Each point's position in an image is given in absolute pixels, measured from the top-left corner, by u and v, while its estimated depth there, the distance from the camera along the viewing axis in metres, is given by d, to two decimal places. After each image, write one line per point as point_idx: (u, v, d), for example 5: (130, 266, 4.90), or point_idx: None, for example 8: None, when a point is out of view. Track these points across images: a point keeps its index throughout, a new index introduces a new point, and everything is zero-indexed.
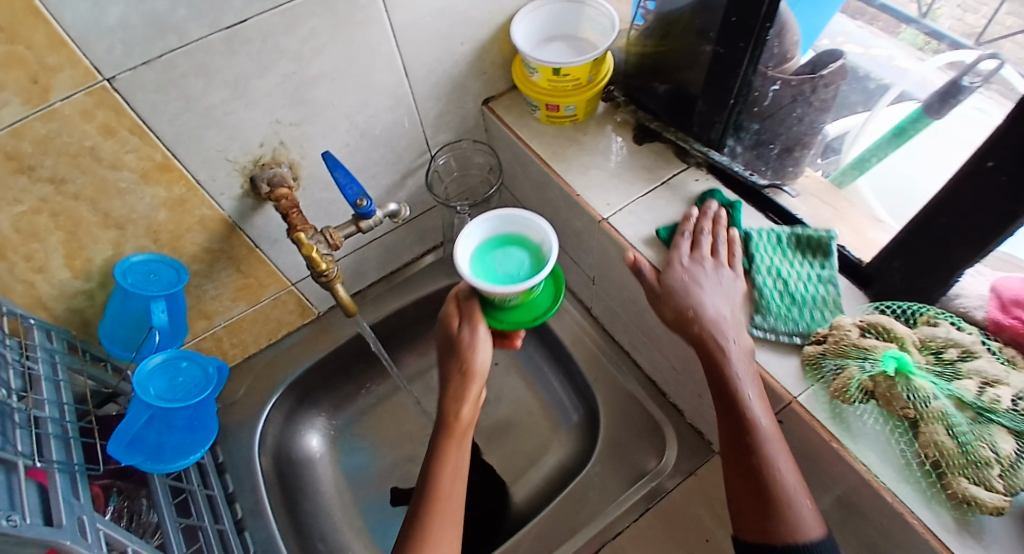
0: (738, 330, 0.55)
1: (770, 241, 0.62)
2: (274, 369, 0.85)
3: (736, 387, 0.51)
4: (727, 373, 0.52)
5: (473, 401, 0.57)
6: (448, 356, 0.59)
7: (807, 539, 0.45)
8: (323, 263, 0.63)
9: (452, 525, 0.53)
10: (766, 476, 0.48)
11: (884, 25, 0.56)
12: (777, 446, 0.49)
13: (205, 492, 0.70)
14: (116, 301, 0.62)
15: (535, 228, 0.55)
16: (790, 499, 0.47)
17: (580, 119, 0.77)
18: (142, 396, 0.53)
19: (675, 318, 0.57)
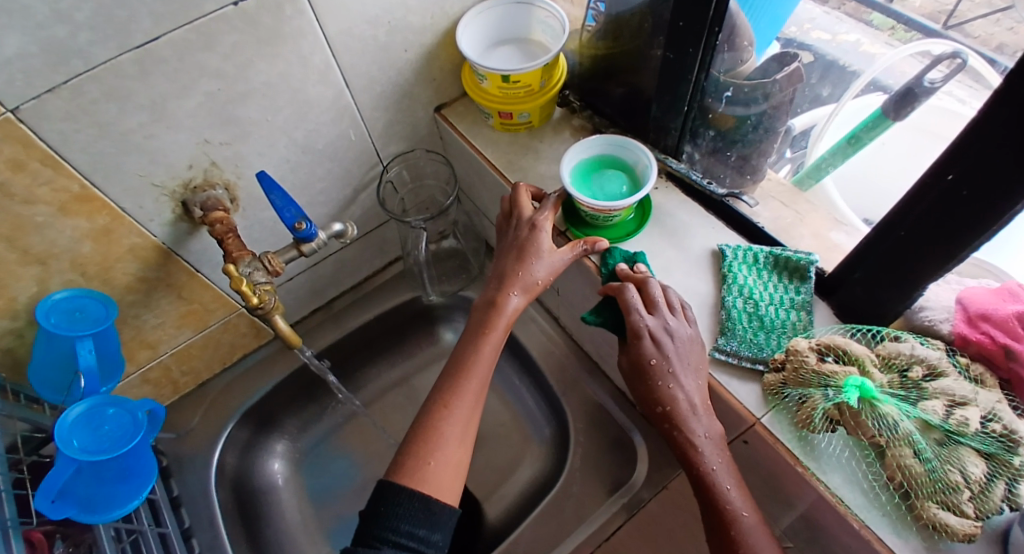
0: (709, 419, 0.50)
1: (745, 260, 0.59)
2: (229, 395, 0.82)
3: (712, 481, 0.48)
4: (700, 465, 0.48)
5: (525, 293, 0.56)
6: (511, 257, 0.58)
7: None
8: (256, 296, 0.59)
9: (476, 404, 0.52)
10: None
11: (853, 10, 0.51)
12: (763, 539, 0.45)
13: (157, 531, 0.66)
14: (41, 344, 0.58)
15: (632, 151, 0.63)
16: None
17: (536, 125, 0.74)
18: (65, 449, 0.48)
19: (650, 408, 0.52)
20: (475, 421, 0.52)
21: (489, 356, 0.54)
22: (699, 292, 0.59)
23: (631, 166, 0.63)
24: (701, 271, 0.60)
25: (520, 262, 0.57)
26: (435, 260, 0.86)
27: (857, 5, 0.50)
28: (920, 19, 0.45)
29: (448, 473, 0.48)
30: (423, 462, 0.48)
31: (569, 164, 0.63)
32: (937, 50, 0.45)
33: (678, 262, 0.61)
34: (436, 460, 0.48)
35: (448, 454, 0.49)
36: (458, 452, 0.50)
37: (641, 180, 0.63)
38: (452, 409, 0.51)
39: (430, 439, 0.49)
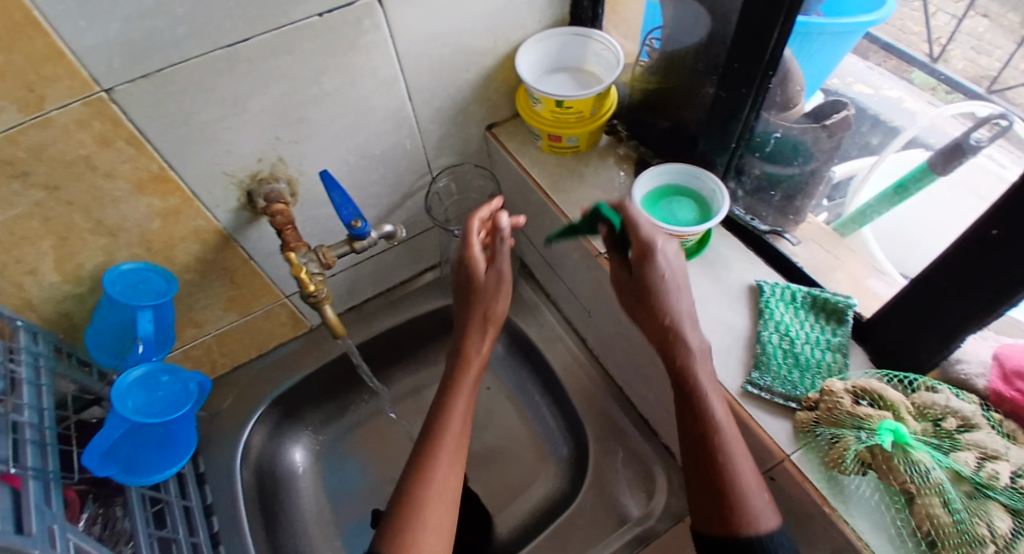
0: (698, 331, 0.53)
1: (783, 298, 0.60)
2: (261, 381, 0.84)
3: (703, 400, 0.50)
4: (692, 376, 0.51)
5: (483, 337, 0.62)
6: (465, 307, 0.64)
7: (760, 529, 0.46)
8: (312, 284, 0.63)
9: (455, 462, 0.54)
10: (739, 506, 0.47)
11: (894, 67, 0.55)
12: (740, 451, 0.49)
13: (183, 503, 0.68)
14: (104, 310, 0.61)
15: (702, 179, 0.63)
16: (759, 521, 0.46)
17: (582, 150, 0.77)
18: (120, 409, 0.50)
19: (652, 326, 0.54)
20: (456, 480, 0.54)
21: (460, 404, 0.58)
22: (734, 324, 0.60)
23: (698, 191, 0.64)
24: (738, 305, 0.62)
25: (472, 309, 0.63)
26: None
27: (898, 63, 0.54)
28: (962, 81, 0.49)
29: (434, 534, 0.49)
30: (409, 529, 0.48)
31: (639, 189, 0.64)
32: (981, 112, 0.47)
33: (715, 293, 0.63)
34: (421, 527, 0.49)
35: (430, 517, 0.50)
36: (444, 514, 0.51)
37: (711, 206, 0.63)
38: (424, 473, 0.52)
39: (409, 508, 0.50)
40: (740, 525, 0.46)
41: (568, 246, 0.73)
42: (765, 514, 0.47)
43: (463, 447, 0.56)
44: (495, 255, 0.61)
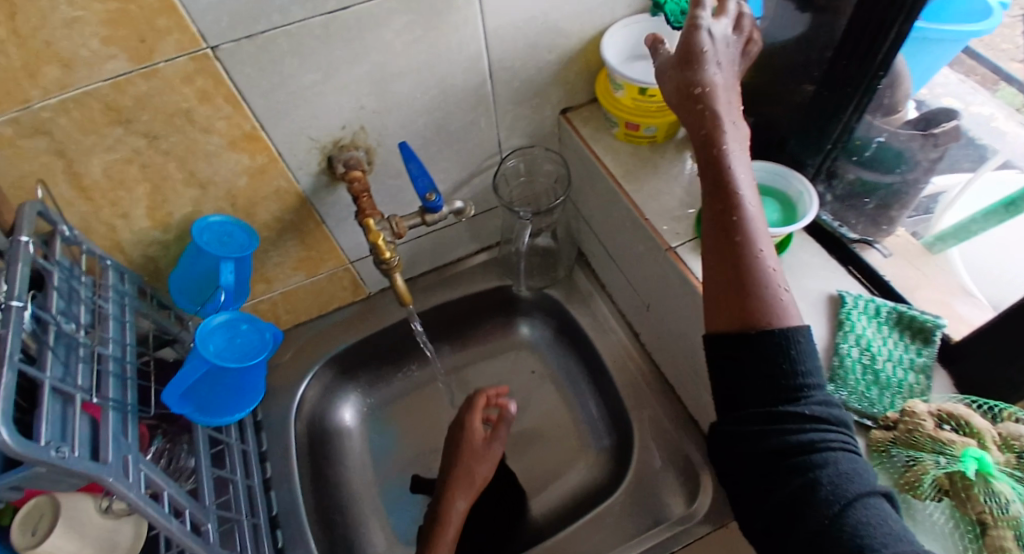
0: (731, 112, 0.46)
1: (867, 311, 0.57)
2: (318, 341, 0.87)
3: (730, 188, 0.43)
4: (719, 158, 0.44)
5: (467, 498, 0.73)
6: (457, 464, 0.75)
7: (780, 322, 0.39)
8: (387, 250, 0.64)
9: None
10: (763, 293, 0.40)
11: (983, 79, 0.52)
12: (762, 233, 0.42)
13: (241, 447, 0.72)
14: (190, 257, 0.64)
15: (791, 181, 0.61)
16: (784, 310, 0.40)
17: (658, 141, 0.75)
18: (202, 350, 0.53)
19: (680, 99, 0.47)
20: None
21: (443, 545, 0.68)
22: (813, 334, 0.58)
23: (785, 194, 0.62)
24: (817, 315, 0.59)
25: (460, 471, 0.75)
26: (530, 259, 0.89)
27: (986, 74, 0.51)
28: None
29: None
30: None
31: None
32: None
33: (795, 301, 0.60)
34: None
35: None
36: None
37: (797, 211, 0.60)
38: None
39: None
40: (763, 310, 0.40)
41: (634, 237, 0.72)
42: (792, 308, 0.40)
43: None
44: (491, 436, 0.77)
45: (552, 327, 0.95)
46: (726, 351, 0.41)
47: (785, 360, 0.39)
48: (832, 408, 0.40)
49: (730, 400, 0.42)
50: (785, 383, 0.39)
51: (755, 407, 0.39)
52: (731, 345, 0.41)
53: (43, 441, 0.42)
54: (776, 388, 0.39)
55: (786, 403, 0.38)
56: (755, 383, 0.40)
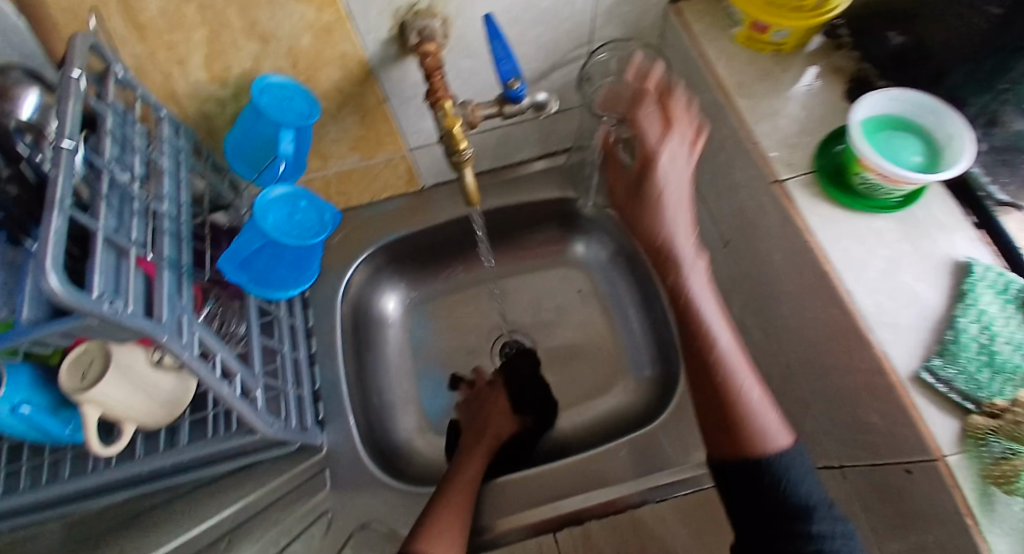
0: (698, 257, 0.51)
1: (995, 285, 0.51)
2: (368, 228, 0.84)
3: (707, 335, 0.51)
4: (697, 326, 0.51)
5: (491, 436, 0.74)
6: (479, 414, 0.76)
7: (775, 447, 0.49)
8: (463, 143, 0.56)
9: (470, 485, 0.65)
10: (748, 424, 0.49)
11: None
12: (737, 363, 0.51)
13: (289, 321, 0.73)
14: (248, 119, 0.59)
15: (946, 128, 0.53)
16: (768, 441, 0.49)
17: (784, 50, 0.64)
18: (259, 221, 0.50)
19: (649, 249, 0.52)
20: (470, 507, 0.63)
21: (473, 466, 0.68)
22: (925, 303, 0.52)
23: (934, 143, 0.54)
24: (935, 281, 0.53)
25: (481, 417, 0.76)
26: None
27: None
28: None
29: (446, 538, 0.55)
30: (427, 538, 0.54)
31: (865, 109, 0.55)
32: None
33: (911, 261, 0.54)
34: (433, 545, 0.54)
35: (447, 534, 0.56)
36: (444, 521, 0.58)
37: (941, 162, 0.53)
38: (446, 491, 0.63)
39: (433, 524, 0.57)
40: (751, 445, 0.49)
41: (735, 163, 0.64)
42: (774, 432, 0.49)
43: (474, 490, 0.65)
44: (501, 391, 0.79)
45: (609, 248, 0.89)
46: (731, 480, 0.50)
47: (779, 487, 0.48)
48: (836, 516, 0.47)
49: (751, 516, 0.48)
50: (789, 508, 0.47)
51: (763, 529, 0.47)
52: (744, 479, 0.49)
53: (95, 293, 0.41)
54: (782, 518, 0.47)
55: (801, 524, 0.46)
56: (764, 512, 0.48)
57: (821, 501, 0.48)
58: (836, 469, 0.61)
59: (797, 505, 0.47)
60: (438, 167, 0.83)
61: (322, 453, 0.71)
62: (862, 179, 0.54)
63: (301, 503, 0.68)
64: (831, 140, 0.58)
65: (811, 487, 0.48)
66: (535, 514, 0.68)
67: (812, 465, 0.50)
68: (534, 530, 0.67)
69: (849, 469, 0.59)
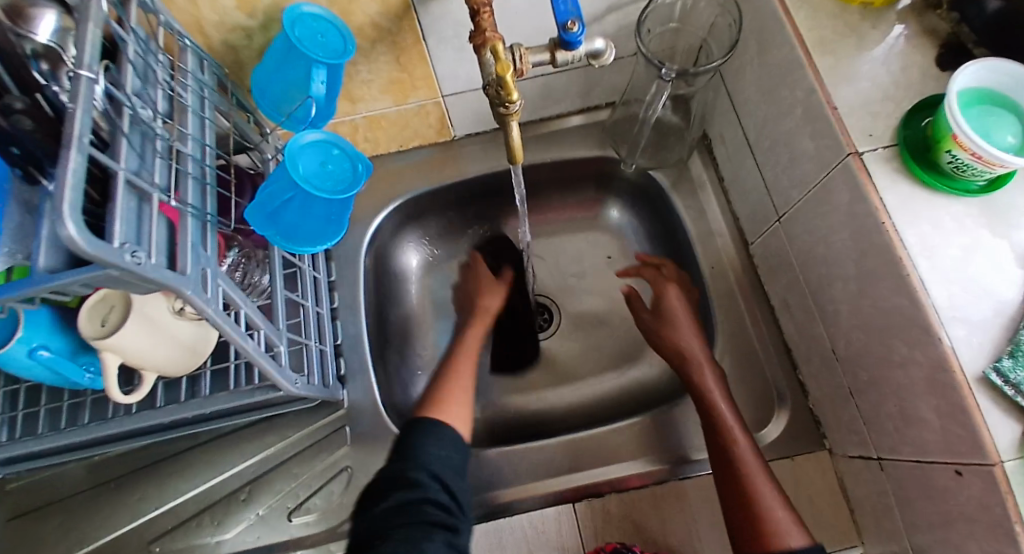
0: (715, 379, 0.65)
1: None
2: (396, 179, 0.80)
3: (729, 433, 0.60)
4: (719, 426, 0.61)
5: (491, 296, 0.78)
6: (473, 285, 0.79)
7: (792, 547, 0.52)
8: (514, 91, 0.48)
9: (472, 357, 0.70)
10: (765, 525, 0.54)
11: None
12: (755, 462, 0.58)
13: (312, 274, 0.70)
14: (278, 54, 0.54)
15: None
16: (786, 539, 0.53)
17: (876, 6, 0.57)
18: (289, 171, 0.46)
19: (676, 364, 0.69)
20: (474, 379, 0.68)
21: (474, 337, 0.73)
22: (1002, 300, 0.47)
23: None
24: (1015, 276, 0.48)
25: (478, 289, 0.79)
26: (657, 132, 0.77)
27: None
28: None
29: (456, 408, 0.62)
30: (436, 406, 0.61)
31: (961, 77, 0.49)
32: None
33: (990, 251, 0.49)
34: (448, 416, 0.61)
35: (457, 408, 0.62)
36: (454, 391, 0.64)
37: None
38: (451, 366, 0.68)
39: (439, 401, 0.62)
40: (762, 541, 0.53)
41: (804, 132, 0.59)
42: (793, 534, 0.53)
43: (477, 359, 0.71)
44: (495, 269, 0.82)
45: (645, 214, 0.85)
46: None
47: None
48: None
49: None
50: None
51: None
52: None
53: (118, 242, 0.39)
54: None
55: None
56: None
57: None
58: (873, 461, 0.59)
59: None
60: (472, 118, 0.78)
61: (344, 409, 0.69)
62: (952, 158, 0.48)
63: (321, 458, 0.67)
64: (917, 112, 0.53)
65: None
66: (541, 485, 0.68)
67: None
68: (543, 500, 0.67)
69: (887, 462, 0.57)
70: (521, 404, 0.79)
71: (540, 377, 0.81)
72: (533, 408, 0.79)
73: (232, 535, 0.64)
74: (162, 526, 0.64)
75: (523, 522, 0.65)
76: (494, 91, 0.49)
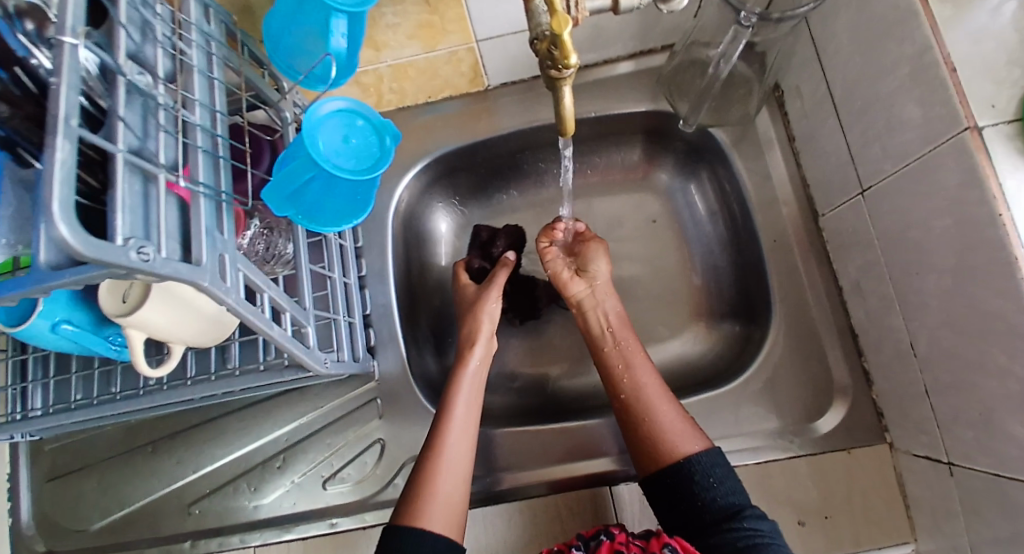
0: (610, 303, 0.69)
1: None
2: (424, 132, 0.73)
3: (623, 354, 0.65)
4: (614, 349, 0.66)
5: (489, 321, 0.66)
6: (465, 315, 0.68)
7: (682, 451, 0.56)
8: (571, 55, 0.40)
9: (472, 404, 0.60)
10: (660, 435, 0.58)
11: None
12: (648, 377, 0.62)
13: (338, 241, 0.65)
14: (292, 1, 0.47)
15: None
16: (677, 446, 0.57)
17: None
18: (308, 148, 0.41)
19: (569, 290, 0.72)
20: (475, 434, 0.59)
21: (471, 380, 0.62)
22: None
23: None
24: None
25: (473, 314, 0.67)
26: (724, 87, 0.68)
27: None
28: None
29: (441, 501, 0.54)
30: (418, 500, 0.53)
31: None
32: None
33: None
34: (431, 516, 0.52)
35: (445, 495, 0.54)
36: (439, 474, 0.55)
37: None
38: (440, 425, 0.58)
39: (424, 489, 0.54)
40: (663, 453, 0.57)
41: (909, 95, 0.49)
42: (684, 442, 0.57)
43: (479, 405, 0.61)
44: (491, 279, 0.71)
45: (698, 175, 0.78)
46: (665, 496, 0.56)
47: (696, 488, 0.55)
48: (760, 515, 0.53)
49: (682, 522, 0.55)
50: (715, 514, 0.53)
51: (694, 531, 0.54)
52: (663, 486, 0.56)
53: (121, 239, 0.34)
54: (710, 519, 0.53)
55: (725, 522, 0.53)
56: (691, 514, 0.54)
57: (744, 504, 0.54)
58: (941, 465, 0.54)
59: (716, 508, 0.53)
60: (509, 64, 0.69)
61: (375, 381, 0.67)
62: None
63: (353, 429, 0.66)
64: None
65: (726, 488, 0.54)
66: (584, 466, 0.65)
67: (727, 469, 0.56)
68: (584, 481, 0.65)
69: (958, 468, 0.52)
70: (555, 376, 0.77)
71: (576, 348, 0.78)
72: (566, 381, 0.76)
73: (269, 500, 0.64)
74: (199, 490, 0.65)
75: (559, 502, 0.64)
76: (547, 50, 0.41)
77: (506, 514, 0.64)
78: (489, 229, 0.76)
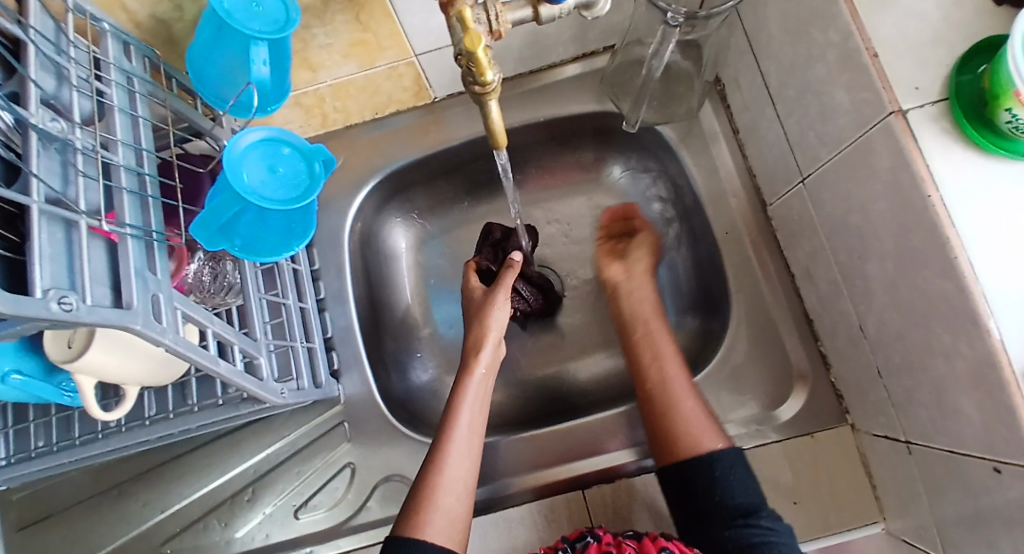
0: (643, 289, 0.69)
1: None
2: (373, 150, 0.73)
3: (649, 341, 0.64)
4: (642, 335, 0.65)
5: (495, 327, 0.63)
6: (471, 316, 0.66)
7: (704, 446, 0.56)
8: (490, 70, 0.40)
9: (478, 412, 0.60)
10: (681, 428, 0.58)
11: None
12: (672, 367, 0.61)
13: (292, 266, 0.65)
14: (208, 30, 0.46)
15: None
16: (698, 441, 0.57)
17: None
18: (234, 183, 0.40)
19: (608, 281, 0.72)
20: (479, 445, 0.58)
21: (477, 389, 0.60)
22: None
23: None
24: None
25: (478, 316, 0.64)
26: (664, 83, 0.69)
27: None
28: None
29: (444, 510, 0.53)
30: (420, 511, 0.53)
31: None
32: None
33: None
34: (432, 527, 0.52)
35: (448, 506, 0.53)
36: (438, 487, 0.54)
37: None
38: (448, 436, 0.57)
39: (427, 499, 0.53)
40: (682, 450, 0.57)
41: (837, 82, 0.50)
42: (705, 437, 0.57)
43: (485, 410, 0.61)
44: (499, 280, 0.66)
45: (650, 173, 0.78)
46: (684, 465, 0.56)
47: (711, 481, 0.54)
48: (775, 515, 0.53)
49: (695, 516, 0.55)
50: (731, 511, 0.53)
51: (704, 525, 0.55)
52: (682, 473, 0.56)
53: (40, 290, 0.33)
54: (722, 516, 0.53)
55: (740, 519, 0.53)
56: (707, 511, 0.54)
57: (761, 502, 0.54)
58: (901, 445, 0.55)
59: (732, 506, 0.53)
60: (451, 75, 0.69)
61: (341, 405, 0.67)
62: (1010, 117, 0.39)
63: (322, 454, 0.66)
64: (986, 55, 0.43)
65: (745, 488, 0.54)
66: (557, 471, 0.65)
67: (744, 463, 0.56)
68: (559, 487, 0.65)
69: (916, 446, 0.53)
70: (525, 382, 0.77)
71: (544, 353, 0.78)
72: (536, 385, 0.76)
73: (241, 533, 0.63)
74: (169, 529, 0.64)
75: (535, 510, 0.64)
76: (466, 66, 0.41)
77: (481, 527, 0.64)
78: (503, 229, 0.74)
